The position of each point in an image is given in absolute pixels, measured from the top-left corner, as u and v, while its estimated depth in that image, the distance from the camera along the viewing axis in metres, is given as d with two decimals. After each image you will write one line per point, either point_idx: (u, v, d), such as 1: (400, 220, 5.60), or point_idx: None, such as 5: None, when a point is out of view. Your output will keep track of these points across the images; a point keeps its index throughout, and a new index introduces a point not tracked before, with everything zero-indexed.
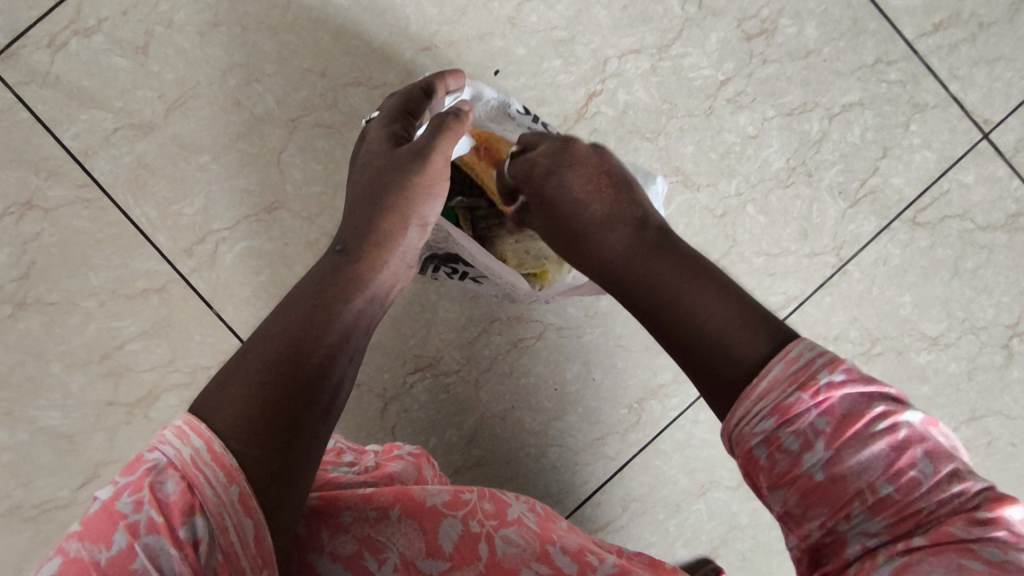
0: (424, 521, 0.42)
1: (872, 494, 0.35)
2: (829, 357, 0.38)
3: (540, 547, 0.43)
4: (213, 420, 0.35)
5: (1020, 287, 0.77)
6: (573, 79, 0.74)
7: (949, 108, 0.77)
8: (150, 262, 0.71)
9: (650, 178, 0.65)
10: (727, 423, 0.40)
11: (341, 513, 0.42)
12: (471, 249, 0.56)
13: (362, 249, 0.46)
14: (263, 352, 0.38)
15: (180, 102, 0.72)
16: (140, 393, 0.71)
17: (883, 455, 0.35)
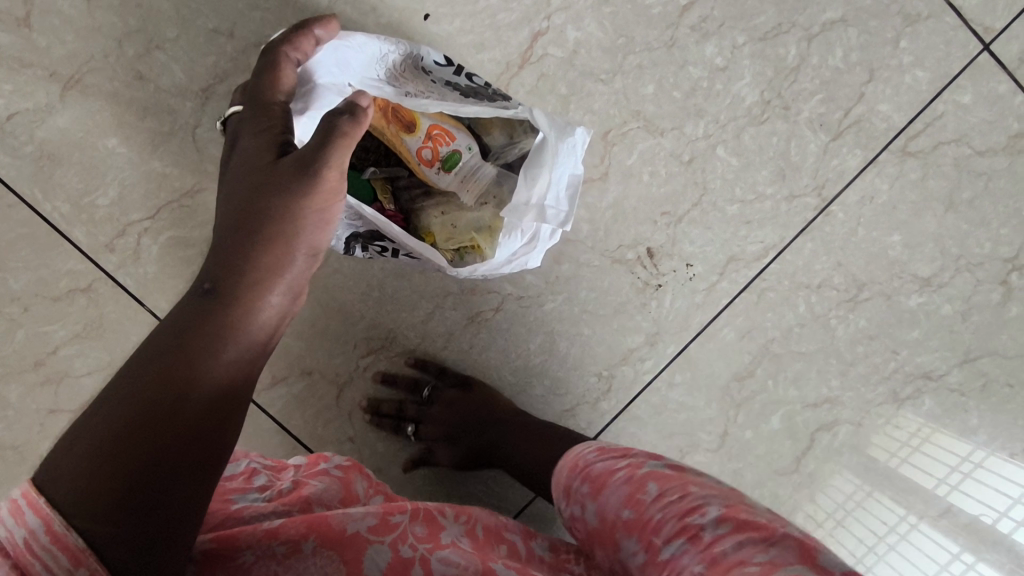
0: (344, 551, 0.39)
1: (621, 521, 0.44)
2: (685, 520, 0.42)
3: (480, 564, 0.40)
4: (57, 487, 0.30)
5: (1021, 216, 0.70)
6: (514, 18, 0.65)
7: (944, 18, 0.67)
8: (71, 260, 0.66)
9: (566, 130, 0.51)
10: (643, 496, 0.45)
11: (242, 554, 0.38)
12: (376, 221, 0.49)
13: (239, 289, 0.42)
14: (120, 413, 0.33)
15: (76, 79, 0.64)
16: (82, 398, 0.68)
17: (625, 500, 0.44)
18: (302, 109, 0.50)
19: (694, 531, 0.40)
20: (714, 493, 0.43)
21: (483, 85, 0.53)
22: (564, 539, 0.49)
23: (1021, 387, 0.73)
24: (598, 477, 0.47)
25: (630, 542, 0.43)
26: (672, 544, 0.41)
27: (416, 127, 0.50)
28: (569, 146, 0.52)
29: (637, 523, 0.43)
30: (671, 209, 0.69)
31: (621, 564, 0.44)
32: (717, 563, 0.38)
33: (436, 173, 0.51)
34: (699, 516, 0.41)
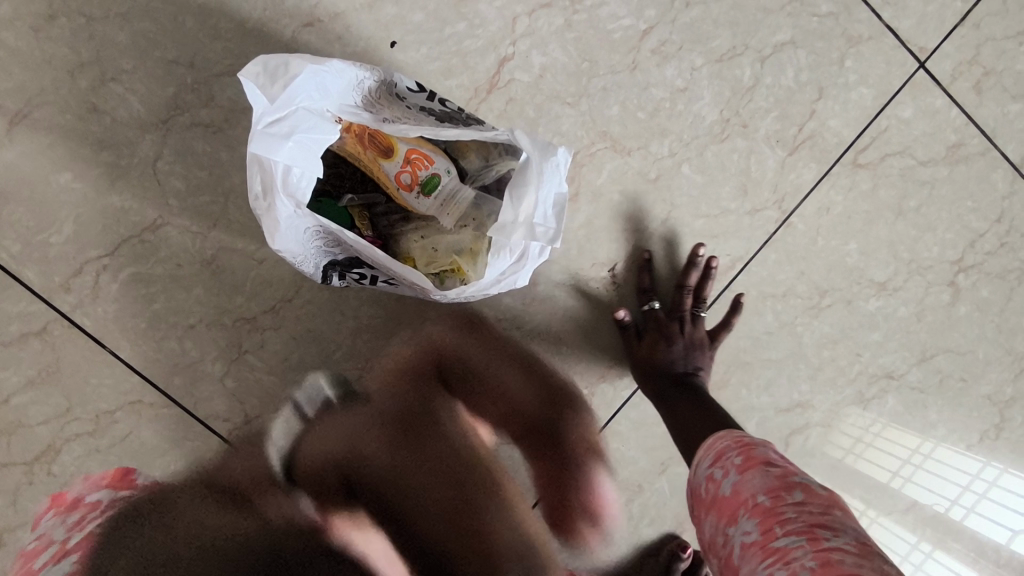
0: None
1: (753, 505, 0.46)
2: (811, 525, 0.42)
3: None
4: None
5: (963, 221, 0.75)
6: (480, 44, 0.66)
7: (883, 39, 0.72)
8: (23, 303, 0.62)
9: (548, 149, 0.49)
10: (755, 486, 0.47)
11: None
12: (359, 247, 0.48)
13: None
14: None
15: (24, 113, 0.61)
16: (38, 448, 0.64)
17: (766, 488, 0.46)
18: (288, 134, 0.45)
19: (819, 538, 0.41)
20: (855, 527, 0.42)
21: (458, 110, 0.53)
22: (693, 491, 0.52)
23: (973, 383, 0.77)
24: (749, 457, 0.49)
25: (744, 519, 0.46)
26: (789, 539, 0.42)
27: (394, 152, 0.50)
28: (553, 165, 0.50)
29: (766, 512, 0.45)
30: (640, 226, 0.70)
31: (726, 537, 0.47)
32: (829, 566, 0.39)
33: (415, 198, 0.51)
34: (828, 533, 0.42)
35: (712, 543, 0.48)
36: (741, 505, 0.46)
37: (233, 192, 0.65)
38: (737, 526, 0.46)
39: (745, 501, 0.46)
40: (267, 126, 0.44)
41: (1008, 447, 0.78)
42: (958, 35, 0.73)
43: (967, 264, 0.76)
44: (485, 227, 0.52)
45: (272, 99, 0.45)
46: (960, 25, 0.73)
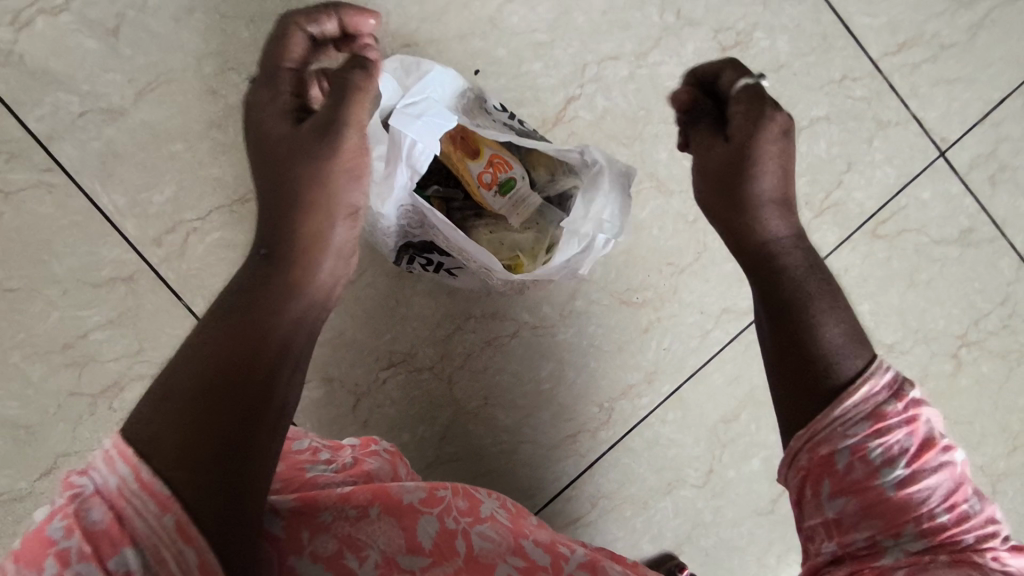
0: (402, 518, 0.43)
1: (881, 495, 0.43)
2: (981, 535, 0.42)
3: (513, 540, 0.45)
4: (144, 445, 0.36)
5: (970, 299, 0.81)
6: (552, 82, 0.75)
7: (909, 126, 0.80)
8: (118, 250, 0.70)
9: (619, 165, 0.56)
10: (916, 471, 0.43)
11: (320, 513, 0.42)
12: (445, 227, 0.55)
13: (289, 242, 0.48)
14: (207, 361, 0.39)
15: (151, 87, 0.70)
16: (104, 383, 0.70)
17: (942, 479, 0.43)
18: (416, 114, 0.54)
19: (908, 487, 0.42)
20: (977, 525, 0.42)
21: (532, 131, 0.61)
22: (830, 414, 0.46)
23: (968, 452, 0.82)
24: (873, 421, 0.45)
25: (863, 477, 0.43)
26: (916, 539, 0.42)
27: (479, 154, 0.57)
28: (624, 180, 0.56)
29: (857, 488, 0.43)
30: (673, 261, 0.77)
31: (863, 488, 0.43)
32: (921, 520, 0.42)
33: (492, 196, 0.57)
34: (980, 536, 0.42)
35: (825, 470, 0.45)
36: (860, 466, 0.43)
37: None
38: (847, 488, 0.44)
39: (858, 468, 0.44)
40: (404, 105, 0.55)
41: None
42: (977, 132, 0.81)
43: (970, 339, 0.81)
44: (546, 232, 0.59)
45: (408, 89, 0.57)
46: (979, 124, 0.81)
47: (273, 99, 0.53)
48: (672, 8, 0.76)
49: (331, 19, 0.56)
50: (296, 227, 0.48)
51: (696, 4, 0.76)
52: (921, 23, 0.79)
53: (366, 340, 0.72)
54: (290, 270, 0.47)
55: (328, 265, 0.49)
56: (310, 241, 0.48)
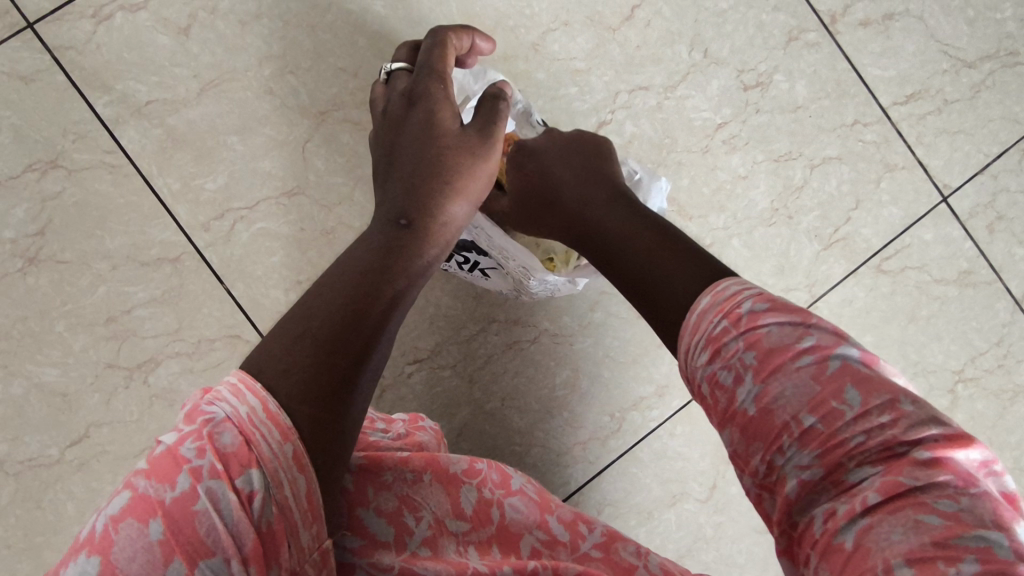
0: (450, 486, 0.48)
1: (798, 427, 0.37)
2: (879, 512, 0.34)
3: (539, 515, 0.49)
4: (271, 380, 0.39)
5: (967, 337, 0.85)
6: (586, 107, 0.81)
7: (914, 171, 0.85)
8: (167, 232, 0.73)
9: (652, 176, 0.64)
10: (770, 389, 0.38)
11: (384, 474, 0.47)
12: (489, 226, 0.59)
13: (418, 210, 0.50)
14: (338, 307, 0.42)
15: (214, 83, 0.75)
16: (141, 357, 0.72)
17: (815, 403, 0.37)
18: None
19: (831, 415, 0.37)
20: (973, 520, 0.33)
21: None
22: (764, 346, 0.39)
23: None
24: (714, 344, 0.41)
25: (718, 405, 0.41)
26: (803, 453, 0.37)
27: None
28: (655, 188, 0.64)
29: (764, 416, 0.38)
30: None
31: (779, 425, 0.38)
32: (834, 442, 0.36)
33: None
34: (916, 486, 0.34)
35: (755, 423, 0.39)
36: (722, 394, 0.40)
37: (361, 179, 0.77)
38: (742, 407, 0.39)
39: (723, 396, 0.40)
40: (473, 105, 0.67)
41: None
42: (977, 181, 0.86)
43: (966, 375, 0.85)
44: None
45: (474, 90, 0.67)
46: (979, 174, 0.86)
47: (431, 74, 0.56)
48: (700, 47, 0.82)
49: (467, 37, 0.60)
50: (422, 198, 0.51)
51: (722, 45, 0.83)
52: (928, 78, 0.86)
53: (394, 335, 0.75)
54: (419, 238, 0.49)
55: (445, 235, 0.52)
56: (433, 213, 0.51)
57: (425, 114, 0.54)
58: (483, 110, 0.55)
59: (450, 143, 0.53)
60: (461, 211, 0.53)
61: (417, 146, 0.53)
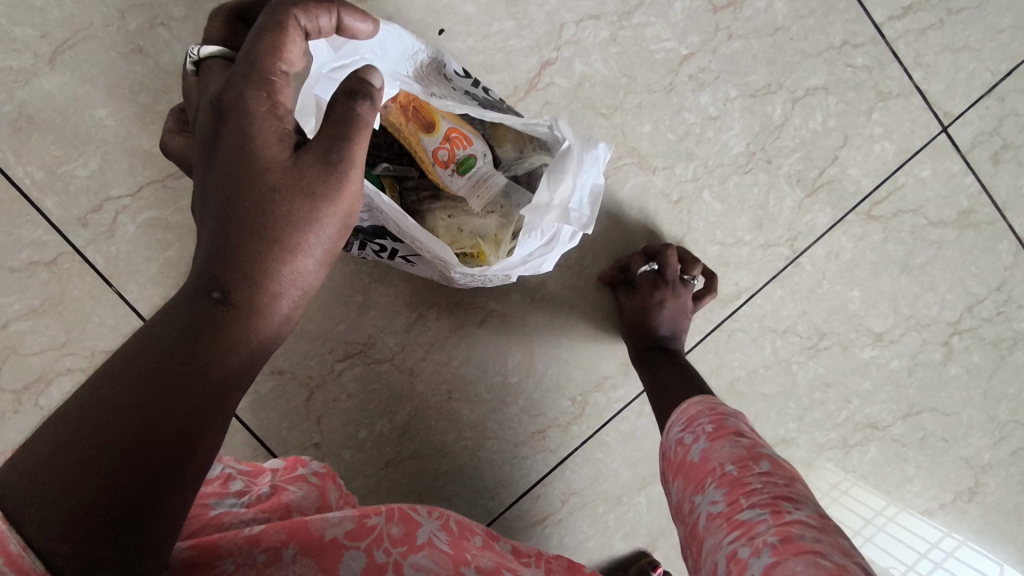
0: (321, 559, 0.38)
1: (744, 447, 0.47)
2: (732, 480, 0.45)
3: (452, 570, 0.40)
4: (17, 506, 0.27)
5: (965, 284, 0.77)
6: (525, 45, 0.68)
7: (912, 98, 0.74)
8: (37, 230, 0.62)
9: (590, 142, 0.51)
10: (733, 418, 0.50)
11: (222, 564, 0.37)
12: (392, 213, 0.47)
13: (242, 275, 0.35)
14: (120, 423, 0.29)
15: (69, 44, 0.62)
16: (29, 377, 0.63)
17: (741, 452, 0.46)
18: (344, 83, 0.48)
19: (781, 512, 0.41)
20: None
21: (499, 101, 0.55)
22: (731, 415, 0.51)
23: (954, 443, 0.79)
24: (691, 417, 0.53)
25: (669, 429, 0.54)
26: (753, 512, 0.42)
27: (435, 127, 0.50)
28: (593, 157, 0.51)
29: (734, 482, 0.45)
30: (654, 243, 0.71)
31: (729, 440, 0.48)
32: (790, 542, 0.39)
33: (450, 175, 0.50)
34: (791, 506, 0.42)
35: (715, 431, 0.49)
36: (726, 420, 0.50)
37: None
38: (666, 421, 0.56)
39: (731, 420, 0.50)
40: (329, 71, 0.47)
41: (979, 511, 0.80)
42: (982, 106, 0.75)
43: (963, 326, 0.78)
44: (511, 215, 0.53)
45: (338, 48, 0.48)
46: (985, 97, 0.75)
47: (250, 70, 0.37)
48: None
49: (329, 14, 0.41)
50: (249, 247, 0.35)
51: None
52: None
53: (320, 331, 0.66)
54: (240, 315, 0.34)
55: (283, 306, 0.36)
56: (266, 277, 0.35)
57: (244, 120, 0.36)
58: (332, 117, 0.36)
59: (283, 172, 0.36)
60: (314, 267, 0.38)
61: (233, 169, 0.36)
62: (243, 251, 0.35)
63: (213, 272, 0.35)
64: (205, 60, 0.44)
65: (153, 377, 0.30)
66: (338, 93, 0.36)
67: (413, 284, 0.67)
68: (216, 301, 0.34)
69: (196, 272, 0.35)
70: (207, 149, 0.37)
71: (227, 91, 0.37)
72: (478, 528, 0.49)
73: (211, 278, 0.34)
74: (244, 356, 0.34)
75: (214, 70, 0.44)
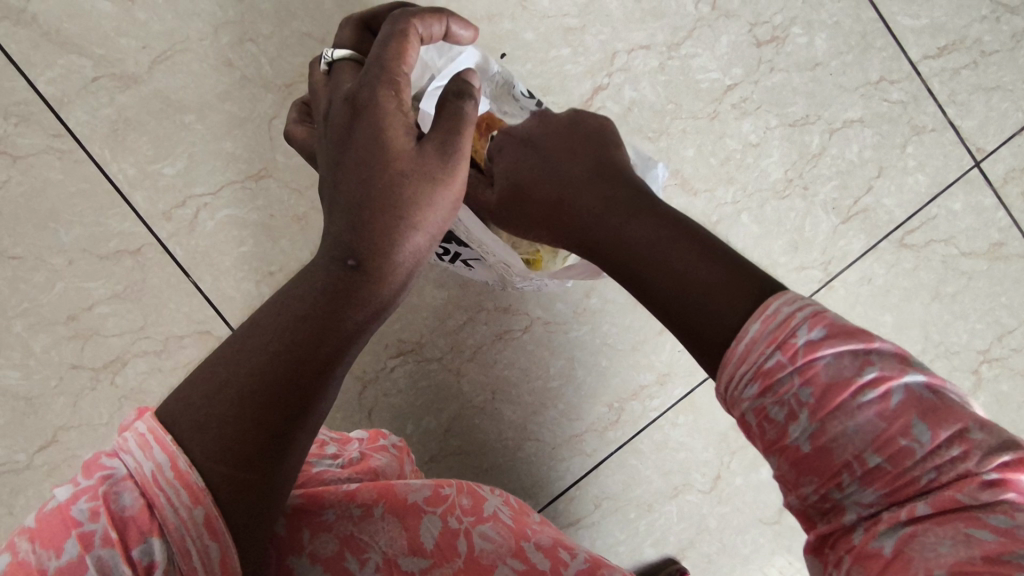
0: (405, 518, 0.42)
1: (854, 377, 0.33)
2: (849, 424, 0.32)
3: (514, 542, 0.43)
4: (185, 434, 0.32)
5: (995, 314, 0.79)
6: (580, 71, 0.73)
7: (945, 133, 0.77)
8: (126, 222, 0.68)
9: (649, 163, 0.59)
10: (820, 324, 0.34)
11: (325, 513, 0.42)
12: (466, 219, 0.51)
13: (373, 245, 0.38)
14: (266, 370, 0.34)
15: (167, 55, 0.68)
16: (107, 357, 0.68)
17: (851, 380, 0.33)
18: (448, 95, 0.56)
19: (917, 451, 0.31)
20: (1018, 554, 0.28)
21: None
22: (809, 318, 0.35)
23: None
24: (774, 321, 0.35)
25: (741, 341, 0.36)
26: (880, 461, 0.32)
27: None
28: (653, 177, 0.59)
29: (872, 433, 0.32)
30: None
31: (825, 363, 0.33)
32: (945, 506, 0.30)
33: None
34: (950, 447, 0.31)
35: (787, 349, 0.34)
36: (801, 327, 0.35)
37: None
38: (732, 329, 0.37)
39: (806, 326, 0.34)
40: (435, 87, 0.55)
41: None
42: (1014, 144, 0.78)
43: (992, 355, 0.79)
44: None
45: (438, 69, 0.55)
46: (1017, 135, 0.78)
47: (380, 73, 0.42)
48: None
49: (440, 22, 0.47)
50: (375, 223, 0.39)
51: None
52: (965, 27, 0.77)
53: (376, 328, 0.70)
54: (369, 282, 0.38)
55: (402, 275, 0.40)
56: (389, 248, 0.39)
57: (375, 115, 0.41)
58: (445, 114, 0.42)
59: (408, 160, 0.40)
60: (426, 242, 0.41)
61: (364, 156, 0.40)
62: (371, 226, 0.39)
63: (347, 242, 0.38)
64: (337, 62, 0.48)
65: (290, 330, 0.35)
66: (448, 93, 0.42)
67: (464, 288, 0.71)
68: (350, 267, 0.38)
69: (331, 242, 0.39)
70: (339, 139, 0.41)
71: (362, 91, 0.41)
72: (532, 510, 0.53)
73: (346, 246, 0.38)
74: (369, 314, 0.38)
75: (345, 70, 0.47)
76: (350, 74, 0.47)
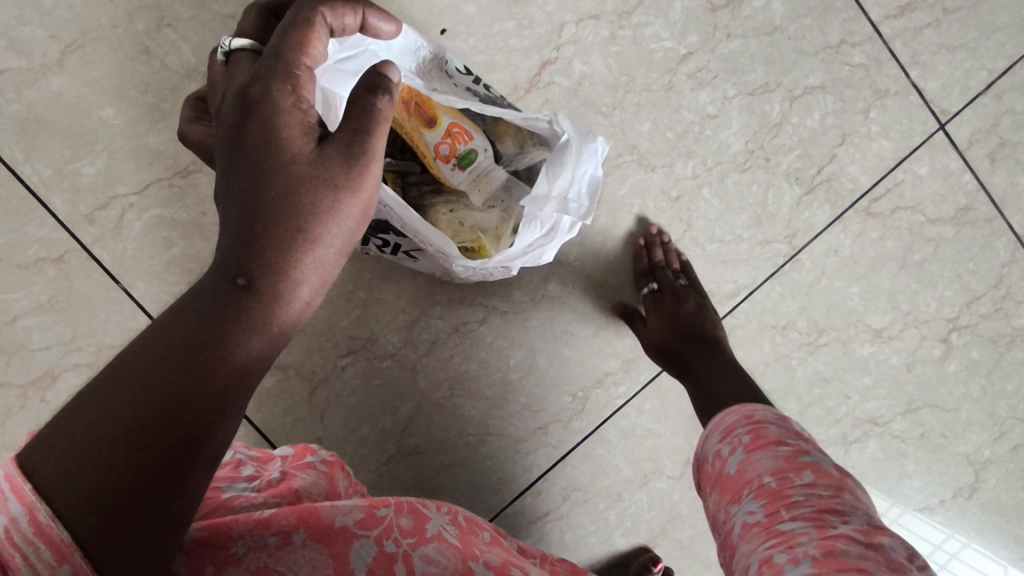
0: (332, 545, 0.40)
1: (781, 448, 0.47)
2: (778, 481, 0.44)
3: (460, 562, 0.42)
4: (44, 481, 0.28)
5: (963, 281, 0.77)
6: (526, 45, 0.69)
7: (909, 96, 0.75)
8: (45, 227, 0.63)
9: (588, 135, 0.53)
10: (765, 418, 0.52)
11: (234, 544, 0.38)
12: (396, 206, 0.48)
13: (267, 260, 0.36)
14: (148, 403, 0.30)
15: (77, 45, 0.63)
16: (35, 373, 0.64)
17: (774, 469, 0.46)
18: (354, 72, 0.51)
19: (826, 524, 0.41)
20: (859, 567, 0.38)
21: (499, 97, 0.56)
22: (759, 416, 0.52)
23: (953, 440, 0.79)
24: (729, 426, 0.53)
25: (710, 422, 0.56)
26: (794, 523, 0.42)
27: (437, 123, 0.51)
28: (591, 149, 0.53)
29: (774, 491, 0.44)
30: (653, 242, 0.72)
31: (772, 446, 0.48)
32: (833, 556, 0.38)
33: (451, 170, 0.52)
34: (836, 517, 0.41)
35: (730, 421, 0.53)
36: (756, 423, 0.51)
37: None
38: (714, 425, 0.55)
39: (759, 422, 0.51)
40: (338, 62, 0.49)
41: (980, 507, 0.80)
42: (979, 103, 0.76)
43: (961, 323, 0.78)
44: (511, 209, 0.54)
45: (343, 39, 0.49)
46: (982, 94, 0.76)
47: (277, 69, 0.40)
48: None
49: (354, 12, 0.46)
50: (272, 235, 0.36)
51: None
52: None
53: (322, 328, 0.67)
54: (266, 300, 0.35)
55: (307, 293, 0.37)
56: (288, 262, 0.36)
57: (271, 114, 0.38)
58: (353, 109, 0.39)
59: (308, 165, 0.38)
60: (334, 255, 0.39)
61: (257, 158, 0.38)
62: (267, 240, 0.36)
63: (238, 256, 0.36)
64: (235, 52, 0.45)
65: (175, 357, 0.31)
66: (359, 88, 0.39)
67: (415, 281, 0.68)
68: (241, 286, 0.35)
69: (221, 257, 0.36)
70: (231, 141, 0.38)
71: (255, 87, 0.39)
72: (483, 529, 0.51)
73: (239, 262, 0.35)
74: (267, 339, 0.35)
75: (242, 61, 0.44)
76: (246, 66, 0.44)
